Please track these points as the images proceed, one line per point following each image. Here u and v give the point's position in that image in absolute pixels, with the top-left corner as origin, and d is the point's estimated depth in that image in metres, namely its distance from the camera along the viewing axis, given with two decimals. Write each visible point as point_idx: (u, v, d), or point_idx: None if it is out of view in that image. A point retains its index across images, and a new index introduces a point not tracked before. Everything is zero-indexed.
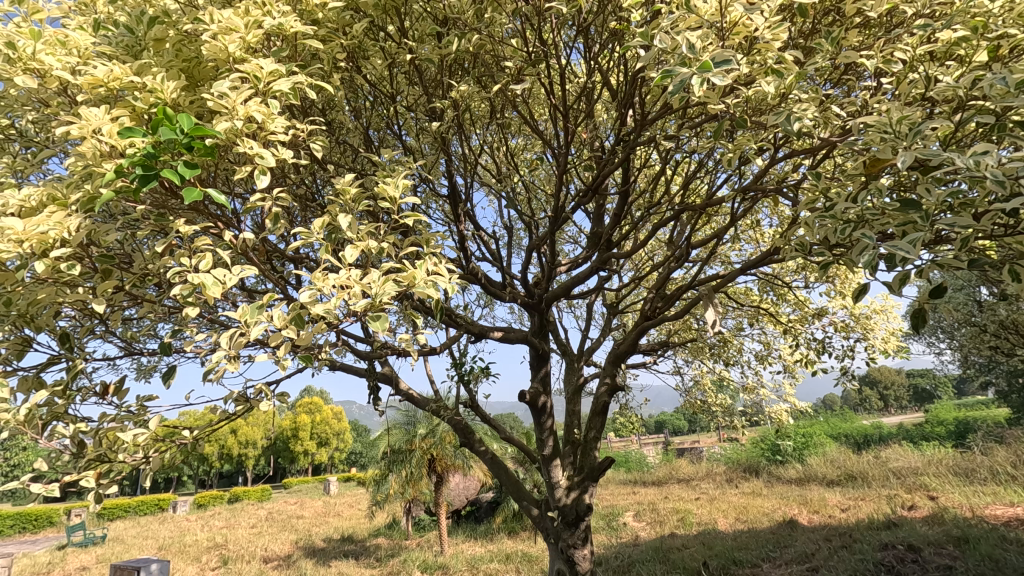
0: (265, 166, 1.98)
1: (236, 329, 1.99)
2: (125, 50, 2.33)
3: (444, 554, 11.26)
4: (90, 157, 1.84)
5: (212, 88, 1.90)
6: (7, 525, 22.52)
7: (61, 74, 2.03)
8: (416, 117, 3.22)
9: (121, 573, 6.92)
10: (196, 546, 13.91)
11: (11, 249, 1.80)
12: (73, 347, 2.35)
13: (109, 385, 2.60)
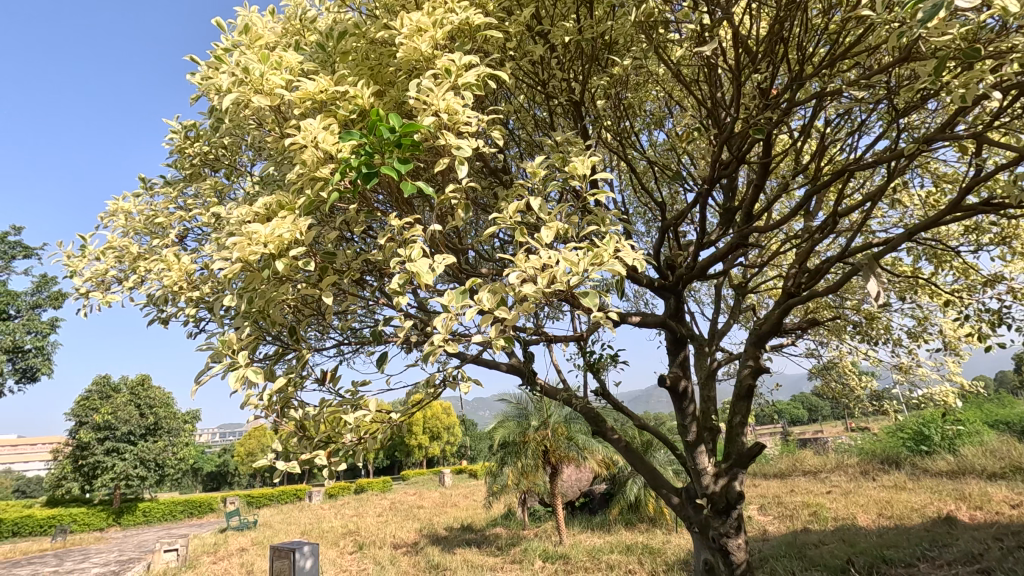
0: (463, 155, 2.18)
1: (448, 313, 2.22)
2: (322, 65, 2.72)
3: (563, 544, 11.33)
4: (310, 164, 2.17)
5: (416, 86, 2.19)
6: (179, 511, 25.98)
7: (279, 92, 2.36)
8: (559, 103, 3.36)
9: (279, 554, 7.65)
10: (333, 532, 15.15)
11: (260, 249, 2.15)
12: (300, 339, 2.70)
13: (326, 372, 3.09)
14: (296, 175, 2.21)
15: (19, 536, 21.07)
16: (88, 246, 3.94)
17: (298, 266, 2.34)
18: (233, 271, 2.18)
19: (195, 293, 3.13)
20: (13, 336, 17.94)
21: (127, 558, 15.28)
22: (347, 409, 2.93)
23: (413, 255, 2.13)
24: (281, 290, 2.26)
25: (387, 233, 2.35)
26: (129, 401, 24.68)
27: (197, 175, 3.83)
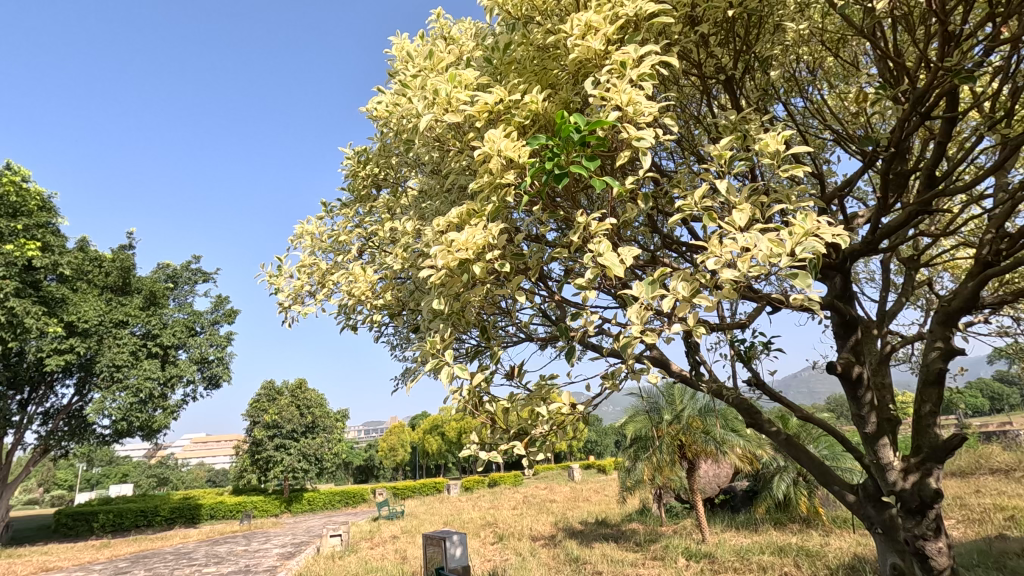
0: (645, 146, 2.30)
1: (642, 304, 2.36)
2: (491, 78, 3.02)
3: (707, 542, 10.85)
4: (495, 172, 2.45)
5: (595, 83, 2.36)
6: (337, 500, 28.86)
7: (461, 108, 2.66)
8: (724, 73, 3.41)
9: (432, 542, 8.17)
10: (475, 523, 15.90)
11: (463, 255, 2.43)
12: (492, 338, 2.99)
13: (514, 368, 3.36)
14: (483, 180, 2.45)
15: (215, 519, 24.77)
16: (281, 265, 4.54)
17: (492, 267, 2.61)
18: (439, 277, 2.50)
19: (377, 300, 3.73)
20: (200, 349, 21.16)
21: (299, 541, 17.30)
22: (535, 403, 3.17)
23: (603, 250, 2.30)
24: (478, 290, 2.55)
25: (577, 231, 2.54)
26: (291, 402, 27.89)
27: (368, 196, 4.69)
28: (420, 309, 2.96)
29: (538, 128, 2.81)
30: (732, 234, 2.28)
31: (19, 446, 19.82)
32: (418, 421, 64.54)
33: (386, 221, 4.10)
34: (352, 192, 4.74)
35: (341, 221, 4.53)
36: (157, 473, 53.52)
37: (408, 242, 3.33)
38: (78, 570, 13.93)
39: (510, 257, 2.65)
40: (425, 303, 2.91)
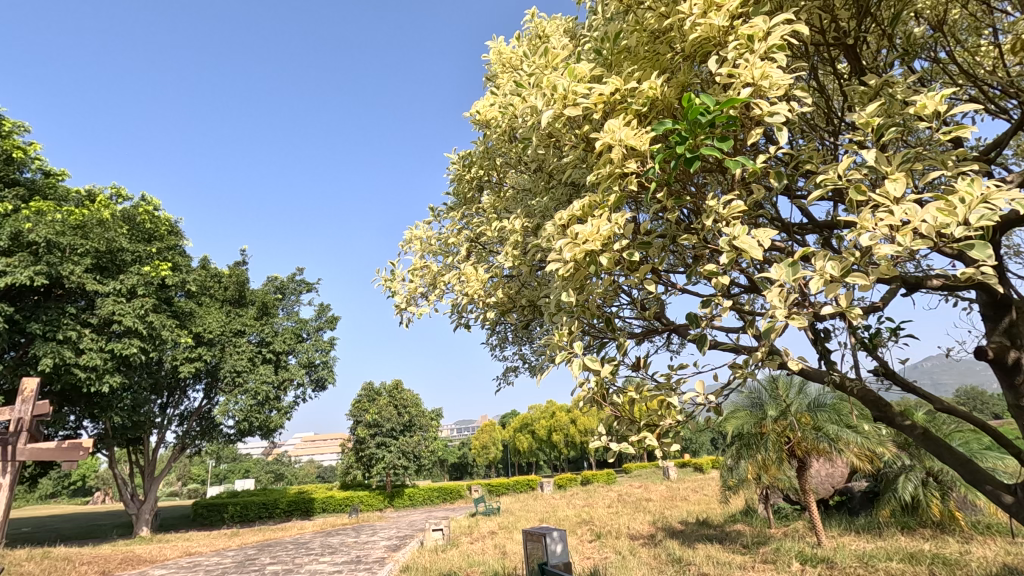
0: (777, 119, 2.53)
1: (785, 289, 2.49)
2: (606, 66, 3.19)
3: (824, 546, 10.11)
4: (615, 161, 2.76)
5: (721, 62, 2.59)
6: (436, 495, 29.99)
7: (575, 106, 2.87)
8: (846, 34, 3.28)
9: (532, 538, 8.26)
10: (570, 521, 15.88)
11: (587, 246, 2.73)
12: (615, 328, 3.19)
13: (639, 360, 3.42)
14: (609, 170, 2.76)
15: (327, 512, 26.55)
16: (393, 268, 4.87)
17: (620, 258, 2.88)
18: (568, 269, 2.78)
19: (490, 298, 4.21)
20: (308, 353, 22.85)
21: (403, 534, 18.14)
22: (666, 392, 3.24)
23: (738, 234, 2.54)
24: (603, 279, 2.80)
25: (710, 215, 2.78)
26: (389, 402, 29.29)
27: (471, 198, 5.26)
28: (545, 302, 3.18)
29: (658, 113, 2.94)
30: (886, 206, 2.29)
31: (161, 444, 22.35)
32: (508, 419, 65.61)
33: (493, 222, 4.53)
34: (457, 196, 5.34)
35: (450, 225, 5.00)
36: (274, 469, 58.47)
37: (516, 239, 3.96)
38: (214, 556, 15.48)
39: (636, 245, 2.90)
40: (549, 297, 3.15)
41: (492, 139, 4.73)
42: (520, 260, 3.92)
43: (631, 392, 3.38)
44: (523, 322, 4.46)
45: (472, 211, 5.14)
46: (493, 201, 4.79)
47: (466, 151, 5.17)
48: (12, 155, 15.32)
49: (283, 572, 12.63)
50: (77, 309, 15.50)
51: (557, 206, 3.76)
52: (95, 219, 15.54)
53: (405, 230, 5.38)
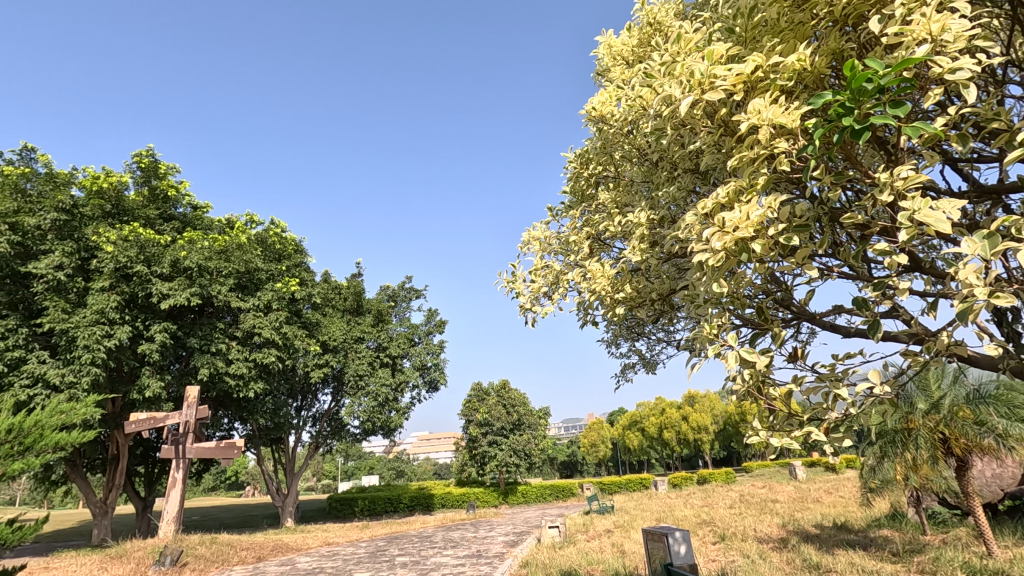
0: (961, 75, 2.47)
1: (977, 263, 2.36)
2: (743, 44, 3.42)
3: (996, 558, 8.84)
4: (763, 141, 2.95)
5: (885, 25, 2.60)
6: (548, 493, 30.28)
7: (716, 89, 3.13)
8: None
9: (653, 537, 8.05)
10: (689, 521, 15.28)
11: (740, 231, 2.89)
12: (768, 318, 3.36)
13: (796, 350, 3.47)
14: (755, 153, 2.96)
15: (446, 507, 27.72)
16: (514, 269, 5.19)
17: (777, 243, 2.98)
18: (719, 257, 2.93)
19: (618, 293, 4.41)
20: (421, 356, 24.13)
21: (519, 530, 18.46)
22: (830, 382, 3.25)
23: (921, 208, 2.47)
24: (756, 264, 2.94)
25: (884, 190, 2.70)
26: (498, 401, 29.98)
27: (588, 193, 5.49)
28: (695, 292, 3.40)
29: (803, 86, 3.13)
30: None
31: (299, 443, 24.64)
32: (614, 416, 64.56)
33: (615, 216, 4.75)
34: (574, 193, 5.60)
35: (568, 225, 5.28)
36: (395, 465, 62.04)
37: (642, 232, 4.16)
38: (350, 546, 16.83)
39: (791, 229, 2.97)
40: (697, 288, 3.35)
41: (606, 132, 4.93)
42: (648, 253, 4.16)
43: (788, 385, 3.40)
44: (651, 316, 4.66)
45: (589, 208, 5.39)
46: (614, 193, 4.84)
47: (580, 149, 5.43)
48: (167, 193, 17.67)
49: (411, 563, 13.43)
50: (225, 324, 17.54)
51: (684, 195, 3.96)
52: (234, 243, 17.48)
53: (523, 232, 5.76)
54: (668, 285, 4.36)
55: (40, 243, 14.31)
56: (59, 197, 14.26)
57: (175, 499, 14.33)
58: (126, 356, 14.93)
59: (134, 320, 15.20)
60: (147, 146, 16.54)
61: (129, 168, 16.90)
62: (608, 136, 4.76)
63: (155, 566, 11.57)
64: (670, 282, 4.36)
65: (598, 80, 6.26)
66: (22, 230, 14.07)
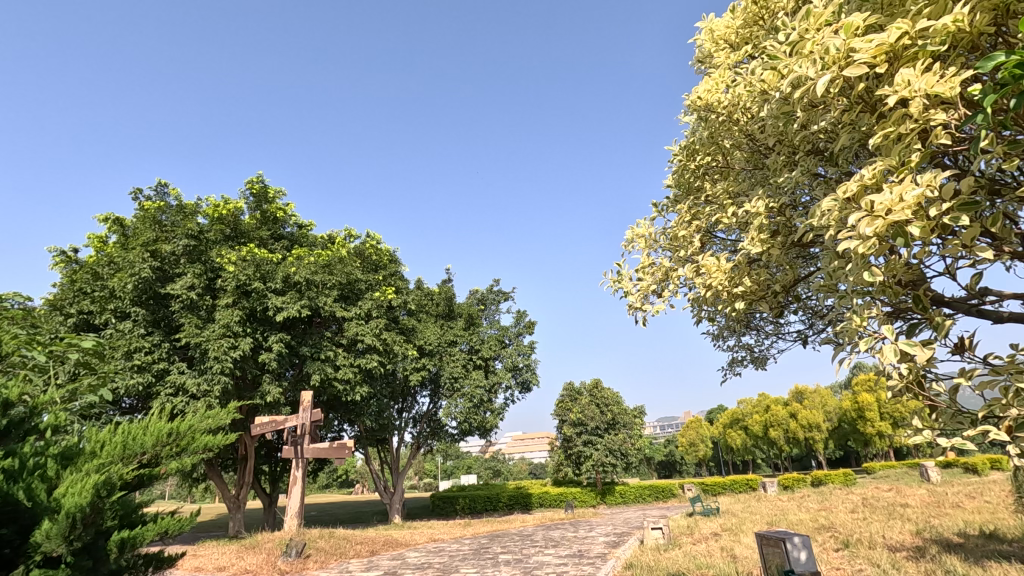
0: None
1: None
2: (880, 12, 3.34)
3: None
4: (918, 114, 2.94)
5: None
6: (647, 494, 29.58)
7: (857, 65, 3.10)
8: None
9: (768, 542, 7.61)
10: (806, 525, 14.28)
11: (895, 213, 2.83)
12: (927, 305, 3.23)
13: (964, 339, 3.26)
14: (909, 128, 2.96)
15: (545, 507, 27.88)
16: (621, 269, 5.44)
17: (940, 223, 2.87)
18: (871, 242, 2.91)
19: (737, 287, 4.53)
20: (513, 358, 24.49)
21: (621, 531, 18.15)
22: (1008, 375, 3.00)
23: None
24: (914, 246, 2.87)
25: None
26: (591, 401, 29.70)
27: (694, 186, 5.54)
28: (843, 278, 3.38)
29: (958, 47, 2.99)
30: None
31: (402, 443, 25.89)
32: (714, 415, 61.62)
33: (728, 208, 4.85)
34: (679, 186, 5.66)
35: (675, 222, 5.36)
36: (492, 465, 63.35)
37: (760, 222, 4.29)
38: (454, 543, 17.42)
39: (956, 207, 2.84)
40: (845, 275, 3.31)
41: (713, 123, 5.13)
42: (769, 243, 4.28)
43: (956, 380, 3.21)
44: (773, 310, 4.70)
45: (698, 201, 5.42)
46: (727, 184, 4.95)
47: (686, 141, 5.52)
48: (276, 215, 19.32)
49: (515, 561, 13.63)
50: (331, 333, 18.84)
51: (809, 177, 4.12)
52: (336, 257, 18.73)
53: (626, 229, 5.84)
54: (792, 277, 4.41)
55: (175, 267, 16.13)
56: (188, 225, 15.98)
57: (296, 496, 15.58)
58: (249, 364, 16.45)
59: (255, 332, 16.70)
60: (258, 174, 18.20)
61: (243, 195, 18.66)
62: (715, 125, 5.08)
63: (283, 557, 12.70)
64: (793, 273, 4.40)
65: (699, 68, 6.16)
66: (160, 257, 15.94)
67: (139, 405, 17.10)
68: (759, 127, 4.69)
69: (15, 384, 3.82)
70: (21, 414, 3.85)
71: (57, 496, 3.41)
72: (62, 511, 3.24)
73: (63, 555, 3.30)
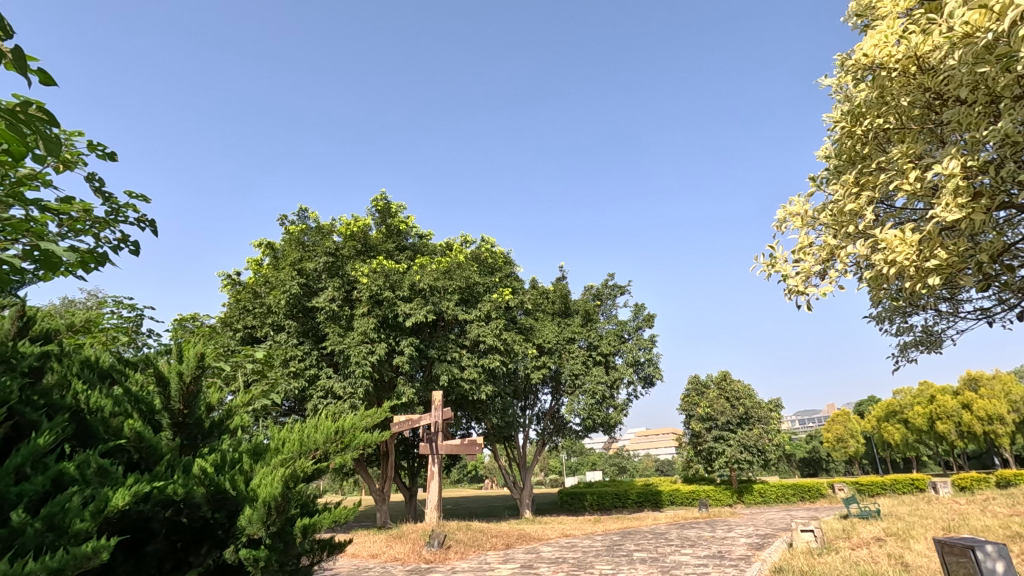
0: None
1: None
2: None
3: None
4: None
5: None
6: (791, 493, 27.46)
7: None
8: None
9: (952, 550, 6.67)
10: (996, 533, 12.33)
11: None
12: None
13: None
14: None
15: (677, 504, 26.96)
16: (778, 252, 5.28)
17: None
18: None
19: (928, 261, 4.16)
20: (633, 352, 23.98)
21: (764, 532, 16.98)
22: None
23: None
24: None
25: None
26: (720, 394, 28.21)
27: (860, 153, 5.37)
28: None
29: None
30: None
31: (527, 440, 26.42)
32: (864, 407, 55.62)
33: (908, 173, 4.52)
34: (840, 155, 5.53)
35: (838, 195, 5.19)
36: (617, 462, 62.86)
37: (956, 184, 3.93)
38: (586, 539, 17.42)
39: None
40: None
41: (882, 80, 4.79)
42: (970, 207, 3.90)
43: None
44: (972, 282, 4.32)
45: (865, 171, 5.16)
46: (905, 146, 4.58)
47: (847, 107, 5.28)
48: (399, 228, 20.70)
49: (651, 559, 13.31)
50: (455, 335, 19.74)
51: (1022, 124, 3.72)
52: (455, 262, 19.58)
53: (778, 210, 6.01)
54: (1000, 245, 4.02)
55: (318, 282, 17.95)
56: (326, 244, 17.69)
57: (435, 489, 16.52)
58: (386, 367, 17.79)
59: (389, 337, 17.99)
60: (381, 192, 19.68)
61: (370, 212, 20.27)
62: (885, 83, 4.77)
63: (427, 547, 13.53)
64: (1001, 240, 4.01)
65: (856, 22, 5.75)
66: (306, 274, 17.82)
67: (297, 407, 19.18)
68: (945, 80, 4.33)
69: (216, 389, 4.47)
70: (222, 415, 4.50)
71: (254, 486, 3.89)
72: (260, 499, 3.72)
73: (263, 535, 3.74)
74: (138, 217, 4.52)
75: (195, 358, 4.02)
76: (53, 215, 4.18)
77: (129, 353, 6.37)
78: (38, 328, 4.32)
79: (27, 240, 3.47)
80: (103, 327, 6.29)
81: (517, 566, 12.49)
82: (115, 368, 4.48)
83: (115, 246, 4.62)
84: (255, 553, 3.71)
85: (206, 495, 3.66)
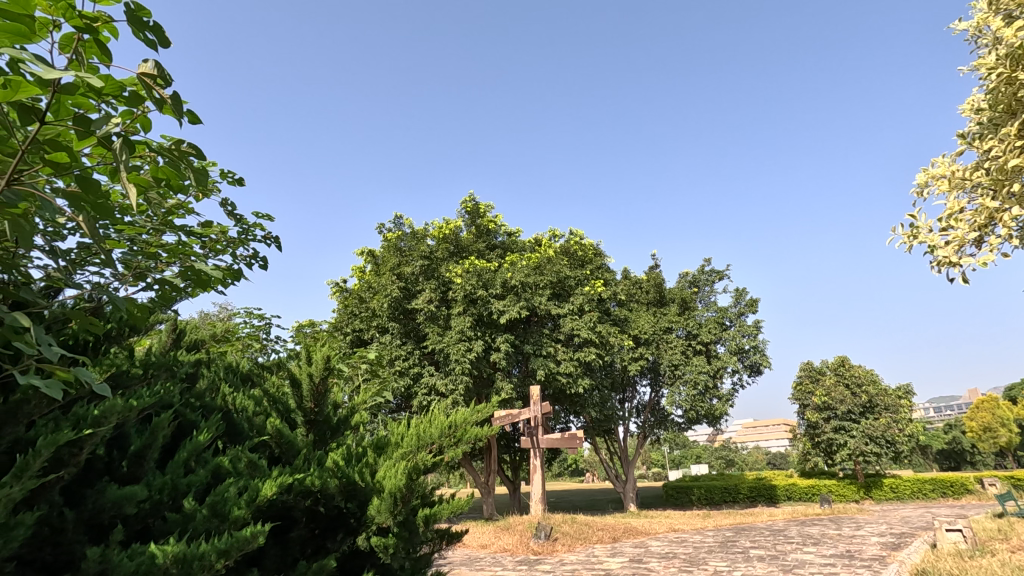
0: None
1: None
2: None
3: None
4: None
5: None
6: (930, 488, 24.88)
7: None
8: None
9: None
10: None
11: None
12: None
13: None
14: None
15: (794, 500, 25.31)
16: (922, 221, 4.78)
17: None
18: None
19: None
20: (736, 340, 22.80)
21: (900, 531, 15.46)
22: None
23: None
24: None
25: None
26: (838, 381, 26.06)
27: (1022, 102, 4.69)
28: None
29: None
30: None
31: (628, 433, 25.97)
32: (1016, 392, 48.96)
33: None
34: (995, 106, 4.87)
35: (997, 151, 4.57)
36: (724, 455, 60.21)
37: None
38: (697, 534, 16.80)
39: None
40: None
41: None
42: None
43: None
44: None
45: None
46: None
47: (1005, 50, 4.63)
48: (488, 227, 21.15)
49: (769, 557, 12.58)
50: (549, 330, 19.77)
51: None
52: (545, 258, 19.69)
53: (917, 175, 5.43)
54: None
55: (416, 284, 18.74)
56: (421, 248, 18.50)
57: (538, 482, 16.71)
58: (484, 364, 18.22)
59: (485, 335, 18.43)
60: (469, 193, 20.24)
61: (460, 214, 20.90)
62: None
63: (535, 538, 13.74)
64: None
65: None
66: (404, 277, 18.71)
67: (404, 404, 20.22)
68: None
69: (340, 389, 4.83)
70: (346, 412, 4.84)
71: (380, 478, 4.15)
72: (387, 490, 3.97)
73: (390, 524, 3.99)
74: (265, 234, 4.98)
75: (322, 360, 4.35)
76: (198, 238, 4.72)
77: (261, 358, 7.05)
78: (189, 338, 4.89)
79: (179, 262, 3.94)
80: (239, 335, 6.99)
81: (625, 560, 12.31)
82: (253, 372, 4.98)
83: (247, 263, 5.12)
84: (385, 541, 3.96)
85: (339, 485, 3.98)
